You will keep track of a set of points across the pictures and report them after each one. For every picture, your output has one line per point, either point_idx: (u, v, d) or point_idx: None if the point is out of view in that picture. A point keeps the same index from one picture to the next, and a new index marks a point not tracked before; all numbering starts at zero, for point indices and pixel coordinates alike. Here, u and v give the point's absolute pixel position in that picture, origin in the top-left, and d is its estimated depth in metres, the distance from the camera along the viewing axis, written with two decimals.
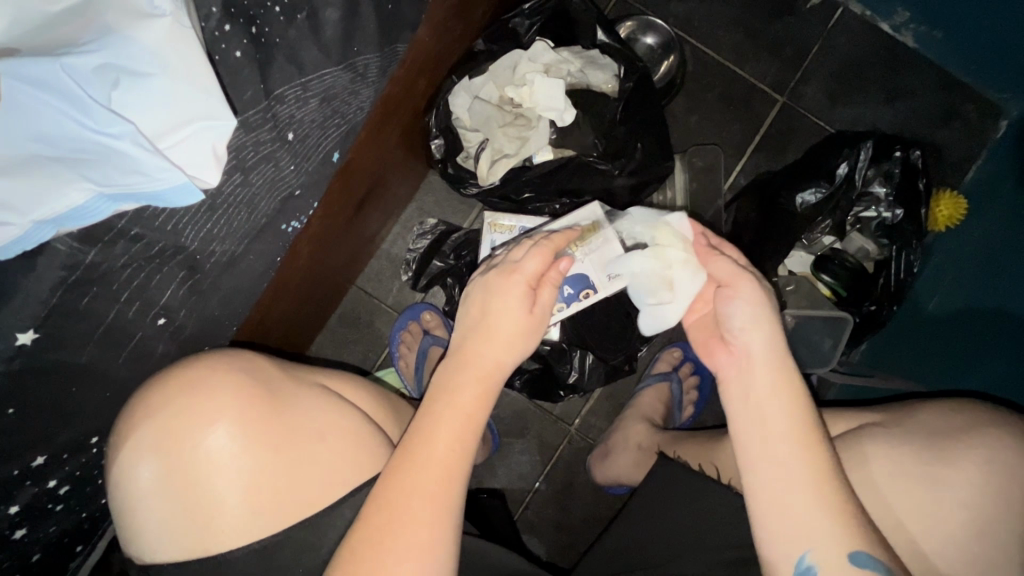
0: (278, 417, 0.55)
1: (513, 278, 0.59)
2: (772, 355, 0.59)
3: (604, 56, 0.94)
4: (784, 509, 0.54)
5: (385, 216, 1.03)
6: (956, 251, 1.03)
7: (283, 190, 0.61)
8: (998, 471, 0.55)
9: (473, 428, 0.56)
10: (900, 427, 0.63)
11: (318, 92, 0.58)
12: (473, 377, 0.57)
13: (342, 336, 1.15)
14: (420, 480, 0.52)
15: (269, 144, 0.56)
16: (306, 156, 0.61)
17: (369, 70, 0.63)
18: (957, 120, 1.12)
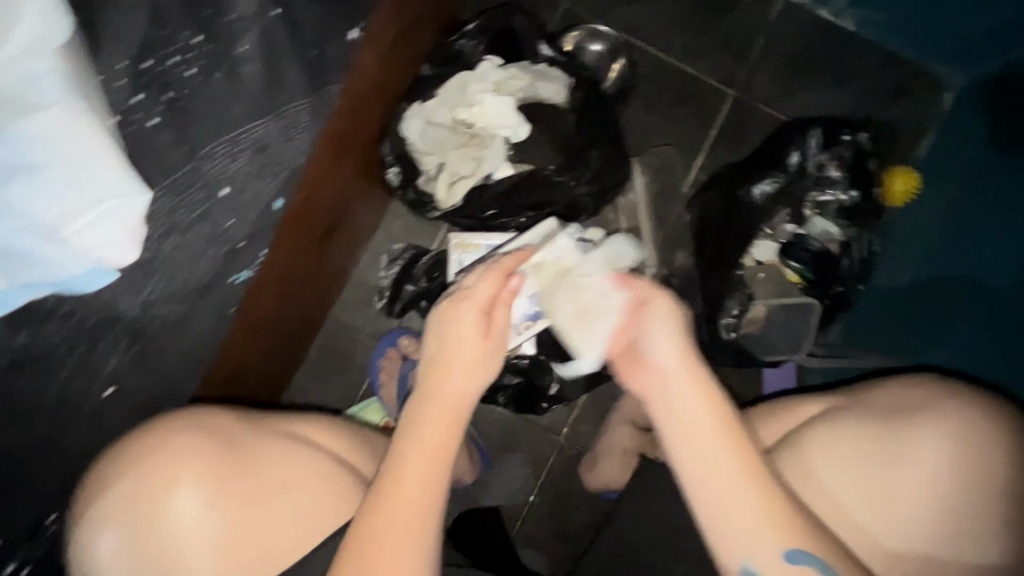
0: (246, 469, 0.54)
1: (463, 304, 0.60)
2: (679, 365, 0.61)
3: (553, 69, 0.94)
4: (728, 511, 0.54)
5: (352, 247, 1.03)
6: (916, 223, 1.06)
7: (226, 242, 0.60)
8: (954, 444, 0.56)
9: (441, 461, 0.56)
10: (858, 408, 0.63)
11: (249, 144, 0.58)
12: (438, 408, 0.58)
13: (322, 369, 1.14)
14: (393, 518, 0.53)
15: (201, 202, 0.57)
16: (247, 208, 0.60)
17: (302, 118, 0.62)
18: (905, 96, 1.15)
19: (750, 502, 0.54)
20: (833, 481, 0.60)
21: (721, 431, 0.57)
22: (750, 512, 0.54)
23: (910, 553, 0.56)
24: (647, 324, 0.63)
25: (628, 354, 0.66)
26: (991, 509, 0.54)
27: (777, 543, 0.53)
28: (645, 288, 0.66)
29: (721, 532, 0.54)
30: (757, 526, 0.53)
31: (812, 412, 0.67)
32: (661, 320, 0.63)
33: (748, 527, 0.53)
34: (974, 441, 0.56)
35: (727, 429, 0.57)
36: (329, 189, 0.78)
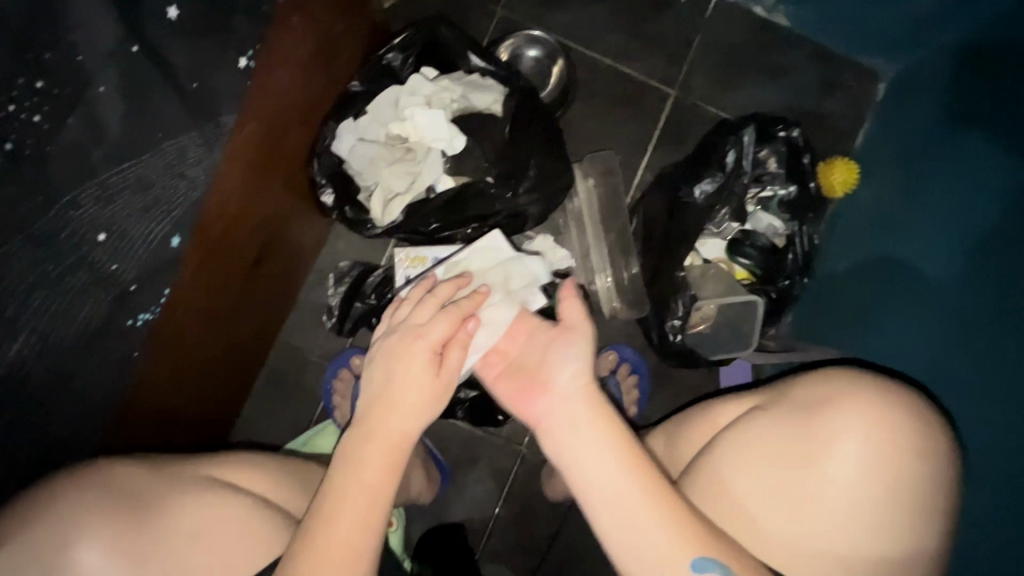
0: (153, 522, 0.52)
1: (416, 343, 0.60)
2: (584, 391, 0.62)
3: (487, 79, 0.94)
4: (634, 527, 0.55)
5: (293, 270, 1.01)
6: (854, 213, 1.08)
7: (114, 288, 0.55)
8: (861, 440, 0.57)
9: (381, 502, 0.55)
10: (774, 408, 0.63)
11: (125, 184, 0.52)
12: (379, 447, 0.57)
13: (273, 395, 1.11)
14: (324, 560, 0.50)
15: (74, 253, 0.50)
16: (134, 251, 0.55)
17: (187, 151, 0.57)
18: (839, 90, 1.17)
19: (655, 514, 0.55)
20: (747, 484, 0.59)
21: (622, 448, 0.59)
22: (656, 524, 0.54)
23: (824, 551, 0.56)
24: (561, 352, 0.64)
25: (525, 379, 0.65)
26: (894, 502, 0.55)
27: (686, 554, 0.53)
28: (574, 313, 0.65)
29: (628, 547, 0.55)
30: (666, 542, 0.54)
31: (735, 412, 0.67)
32: (575, 350, 0.64)
33: (653, 539, 0.54)
34: (879, 436, 0.56)
35: (628, 448, 0.59)
36: (255, 214, 0.75)
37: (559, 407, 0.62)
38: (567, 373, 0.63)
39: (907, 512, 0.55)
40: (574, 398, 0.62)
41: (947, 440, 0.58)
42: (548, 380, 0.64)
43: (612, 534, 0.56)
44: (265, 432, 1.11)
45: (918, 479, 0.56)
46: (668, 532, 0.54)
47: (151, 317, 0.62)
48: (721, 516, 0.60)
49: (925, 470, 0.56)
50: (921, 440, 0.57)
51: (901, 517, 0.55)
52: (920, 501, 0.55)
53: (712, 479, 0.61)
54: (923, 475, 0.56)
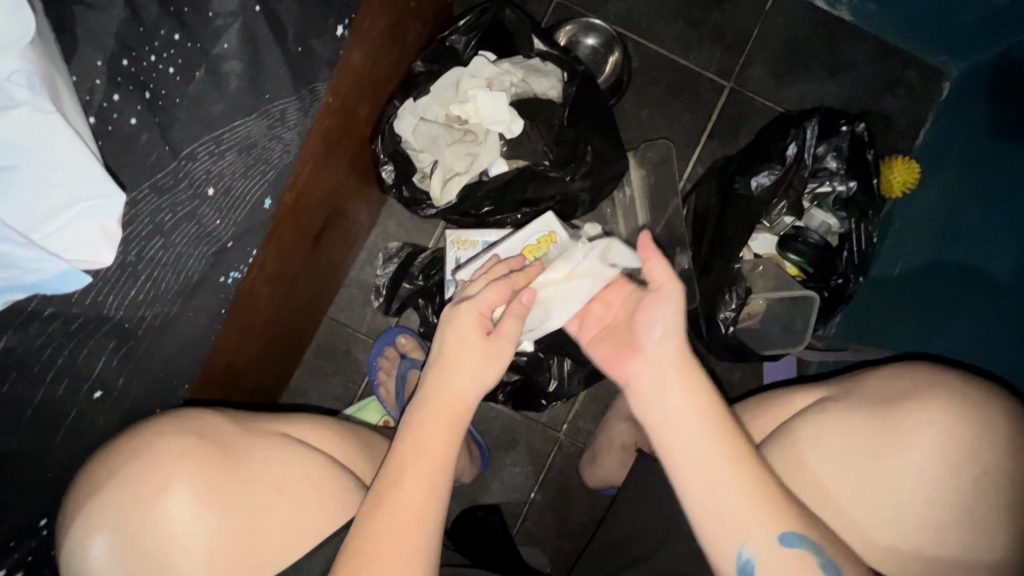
0: (235, 472, 0.54)
1: (463, 307, 0.61)
2: (674, 353, 0.62)
3: (545, 63, 0.94)
4: (729, 493, 0.54)
5: (347, 246, 1.03)
6: (913, 212, 1.05)
7: (214, 243, 0.61)
8: (943, 435, 0.55)
9: (444, 467, 0.57)
10: (851, 398, 0.63)
11: (233, 144, 0.58)
12: (437, 410, 0.58)
13: (320, 369, 1.14)
14: (392, 523, 0.53)
15: (187, 204, 0.57)
16: (234, 208, 0.61)
17: (289, 115, 0.62)
18: (902, 86, 1.14)
19: (743, 485, 0.54)
20: (821, 469, 0.61)
21: (709, 414, 0.58)
22: (744, 490, 0.54)
23: (896, 543, 0.56)
24: (651, 313, 0.64)
25: (621, 341, 0.67)
26: (985, 501, 0.53)
27: (774, 528, 0.53)
28: (661, 273, 0.63)
29: (714, 514, 0.55)
30: (750, 513, 0.53)
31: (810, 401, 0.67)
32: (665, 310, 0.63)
33: (748, 506, 0.54)
34: (961, 432, 0.55)
35: (718, 416, 0.58)
36: (320, 187, 0.77)
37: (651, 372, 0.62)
38: (656, 337, 0.64)
39: (991, 512, 0.53)
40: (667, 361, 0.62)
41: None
42: (645, 343, 0.64)
43: (709, 498, 0.55)
44: (311, 404, 1.13)
45: (1012, 480, 0.53)
46: (761, 501, 0.54)
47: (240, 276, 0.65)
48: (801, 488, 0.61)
49: (1012, 467, 0.53)
50: (1008, 438, 0.54)
51: (983, 513, 0.53)
52: (1003, 505, 0.53)
53: (788, 465, 0.63)
54: (1010, 473, 0.53)
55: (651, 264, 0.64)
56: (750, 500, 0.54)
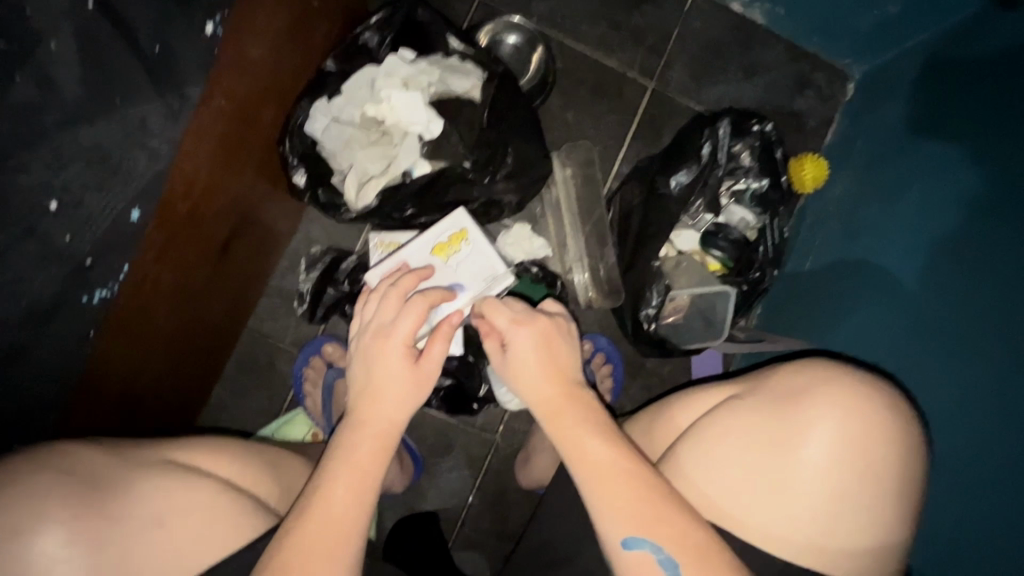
0: (111, 509, 0.51)
1: (388, 341, 0.61)
2: (540, 375, 0.61)
3: (465, 63, 0.92)
4: (602, 495, 0.54)
5: (263, 255, 0.98)
6: (824, 208, 1.09)
7: (68, 260, 0.53)
8: (838, 429, 0.57)
9: (367, 481, 0.57)
10: (755, 395, 0.62)
11: (81, 154, 0.51)
12: (366, 432, 0.59)
13: (241, 383, 1.08)
14: (310, 542, 0.52)
15: (23, 219, 0.49)
16: (89, 224, 0.53)
17: (153, 122, 0.55)
18: (810, 89, 1.19)
19: (629, 492, 0.54)
20: (720, 470, 0.59)
21: (601, 434, 0.58)
22: (627, 497, 0.54)
23: (801, 541, 0.56)
24: (512, 338, 0.63)
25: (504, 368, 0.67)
26: (871, 489, 0.56)
27: (622, 532, 0.53)
28: (507, 315, 0.64)
29: (610, 512, 0.54)
30: (628, 518, 0.53)
31: (713, 401, 0.66)
32: (528, 334, 0.62)
33: (615, 508, 0.54)
34: (855, 425, 0.57)
35: (608, 433, 0.58)
36: (222, 195, 0.73)
37: (517, 391, 0.63)
38: (516, 353, 0.62)
39: (875, 500, 0.56)
40: (532, 373, 0.62)
41: (919, 430, 0.58)
42: (507, 373, 0.64)
43: (585, 500, 0.56)
44: (233, 421, 1.08)
45: (891, 465, 0.56)
46: (625, 502, 0.53)
47: (109, 294, 0.58)
48: (708, 491, 0.59)
49: (895, 455, 0.57)
50: (892, 427, 0.57)
51: (870, 500, 0.56)
52: (886, 492, 0.56)
53: (689, 461, 0.60)
54: (893, 461, 0.56)
55: (493, 308, 0.65)
56: (610, 499, 0.54)
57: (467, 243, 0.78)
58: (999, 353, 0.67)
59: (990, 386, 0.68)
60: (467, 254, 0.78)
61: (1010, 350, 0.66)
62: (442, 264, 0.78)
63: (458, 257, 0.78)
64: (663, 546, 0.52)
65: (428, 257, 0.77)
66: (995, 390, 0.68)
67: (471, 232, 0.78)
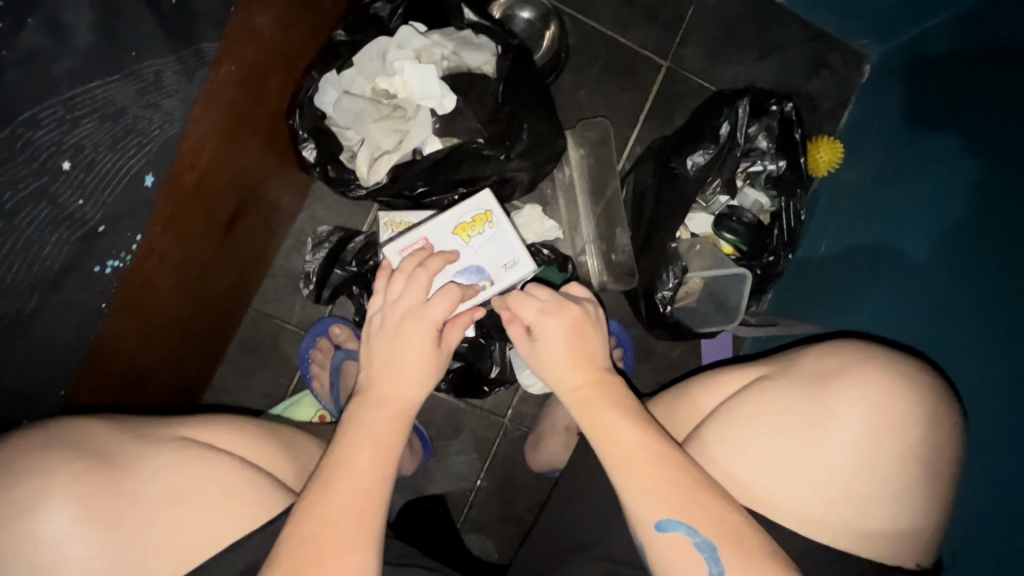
0: (126, 486, 0.49)
1: (420, 323, 0.60)
2: (568, 357, 0.61)
3: (478, 36, 0.89)
4: (633, 474, 0.54)
5: (269, 232, 0.96)
6: (838, 191, 1.07)
7: (78, 225, 0.50)
8: (871, 410, 0.56)
9: (387, 461, 0.56)
10: (783, 377, 0.62)
11: (92, 110, 0.48)
12: (387, 412, 0.59)
13: (246, 364, 1.06)
14: (337, 521, 0.51)
15: (31, 178, 0.46)
16: (101, 188, 0.50)
17: (166, 80, 0.52)
18: (826, 70, 1.17)
19: (661, 471, 0.53)
20: (748, 453, 0.58)
21: (628, 414, 0.58)
22: (660, 477, 0.53)
23: (832, 522, 0.55)
24: (544, 324, 0.61)
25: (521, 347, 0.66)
26: (905, 469, 0.55)
27: (657, 514, 0.52)
28: (551, 297, 0.63)
29: (643, 492, 0.53)
30: (660, 498, 0.52)
31: (738, 383, 0.65)
32: (557, 322, 0.61)
33: (647, 488, 0.53)
34: (888, 405, 0.56)
35: (635, 414, 0.58)
36: (226, 170, 0.70)
37: (541, 373, 0.63)
38: (546, 337, 0.61)
39: (908, 480, 0.55)
40: (559, 359, 0.61)
41: (952, 411, 0.57)
42: (531, 356, 0.63)
43: (614, 480, 0.55)
44: (238, 402, 1.06)
45: (925, 445, 0.56)
46: (657, 483, 0.53)
47: (120, 264, 0.56)
48: (737, 473, 0.58)
49: (929, 436, 0.56)
50: (926, 408, 0.56)
51: (903, 480, 0.55)
52: (919, 472, 0.55)
53: (718, 443, 0.60)
54: (926, 441, 0.56)
55: (520, 300, 0.62)
56: (642, 479, 0.53)
57: (491, 227, 0.77)
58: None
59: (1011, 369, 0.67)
60: (489, 237, 0.76)
61: None
62: (463, 244, 0.76)
63: (481, 239, 0.76)
64: (699, 527, 0.51)
65: (449, 237, 0.76)
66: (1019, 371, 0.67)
67: (495, 215, 0.77)
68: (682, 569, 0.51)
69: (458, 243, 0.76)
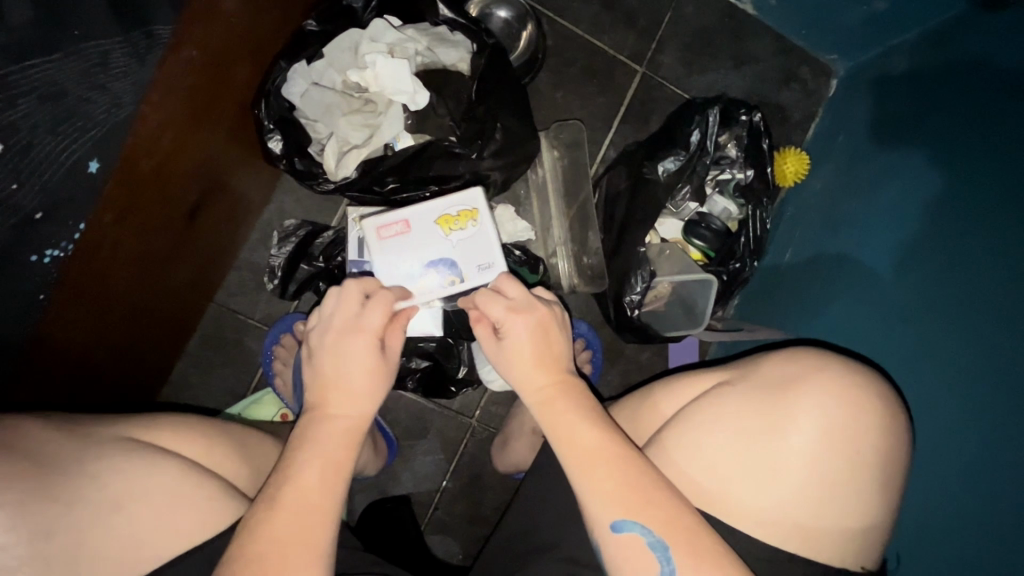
0: (66, 493, 0.47)
1: (357, 335, 0.60)
2: (530, 360, 0.61)
3: (453, 33, 0.88)
4: (592, 478, 0.54)
5: (232, 225, 0.92)
6: (803, 202, 1.10)
7: (12, 213, 0.47)
8: (825, 417, 0.57)
9: (339, 468, 0.55)
10: (745, 382, 0.62)
11: (32, 90, 0.45)
12: (339, 422, 0.58)
13: (206, 360, 1.03)
14: (285, 529, 0.50)
15: None
16: (39, 170, 0.48)
17: (114, 61, 0.50)
18: (796, 82, 1.20)
19: (615, 475, 0.53)
20: (708, 456, 0.59)
21: (590, 420, 0.58)
22: (618, 482, 0.53)
23: (785, 524, 0.57)
24: (511, 325, 0.61)
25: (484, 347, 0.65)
26: (854, 474, 0.57)
27: (614, 516, 0.52)
28: (522, 297, 0.62)
29: (599, 496, 0.53)
30: (618, 500, 0.53)
31: (701, 387, 0.66)
32: (524, 323, 0.61)
33: (604, 489, 0.53)
34: (842, 413, 0.57)
35: (595, 419, 0.58)
36: (189, 155, 0.67)
37: (506, 376, 0.62)
38: (511, 338, 0.61)
39: (856, 485, 0.57)
40: (523, 361, 0.60)
41: (902, 417, 0.59)
42: (496, 358, 0.62)
43: (573, 484, 0.55)
44: (197, 400, 1.03)
45: (874, 451, 0.57)
46: (613, 486, 0.53)
47: (63, 253, 0.53)
48: (694, 476, 0.59)
49: (878, 442, 0.57)
50: (877, 416, 0.58)
51: (852, 485, 0.57)
52: (867, 478, 0.57)
53: (678, 445, 0.60)
54: (876, 447, 0.57)
55: (487, 301, 0.62)
56: (598, 482, 0.53)
57: (474, 225, 0.78)
58: (973, 347, 0.69)
59: (960, 378, 0.70)
60: (468, 234, 0.78)
61: (984, 345, 0.68)
62: (443, 236, 0.78)
63: (462, 236, 0.78)
64: (652, 528, 0.52)
65: (432, 224, 0.78)
66: (960, 380, 0.70)
67: (481, 216, 0.78)
68: (636, 568, 0.52)
69: (441, 233, 0.78)
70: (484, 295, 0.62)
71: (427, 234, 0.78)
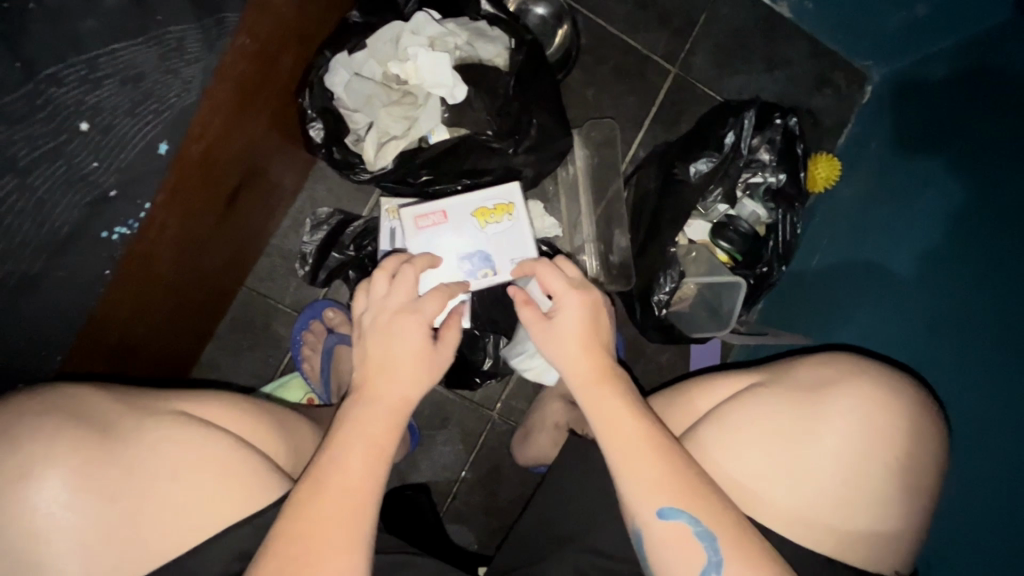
0: (126, 457, 0.49)
1: (412, 318, 0.62)
2: (578, 343, 0.61)
3: (493, 28, 0.89)
4: (635, 469, 0.54)
5: (267, 212, 0.94)
6: (832, 208, 1.10)
7: (87, 189, 0.51)
8: (860, 419, 0.58)
9: (382, 454, 0.56)
10: (778, 383, 0.63)
11: (112, 72, 0.49)
12: (381, 408, 0.58)
13: (235, 342, 1.05)
14: (330, 509, 0.51)
15: (49, 137, 0.48)
16: (116, 150, 0.51)
17: (188, 48, 0.52)
18: (829, 86, 1.19)
19: (654, 467, 0.54)
20: (744, 454, 0.59)
21: (631, 412, 0.58)
22: (659, 473, 0.54)
23: (816, 524, 0.57)
24: (563, 301, 0.63)
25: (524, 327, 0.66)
26: (887, 478, 0.57)
27: (657, 504, 0.53)
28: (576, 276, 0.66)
29: (637, 485, 0.54)
30: (661, 491, 0.53)
31: (733, 387, 0.66)
32: (577, 302, 0.62)
33: (647, 479, 0.54)
34: (876, 416, 0.58)
35: (637, 412, 0.58)
36: (236, 140, 0.69)
37: (552, 359, 0.63)
38: (565, 315, 0.62)
39: (889, 489, 0.57)
40: (569, 347, 0.61)
41: (937, 425, 0.59)
42: (543, 338, 0.63)
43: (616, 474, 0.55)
44: (225, 380, 1.05)
45: (907, 456, 0.57)
46: (653, 476, 0.54)
47: (129, 232, 0.55)
48: (728, 472, 0.59)
49: (911, 448, 0.57)
50: (911, 421, 0.58)
51: (885, 489, 0.57)
52: (900, 482, 0.57)
53: (711, 442, 0.61)
54: (910, 452, 0.57)
55: (546, 276, 0.64)
56: (637, 472, 0.54)
57: (510, 218, 0.79)
58: (1003, 356, 0.69)
59: (991, 388, 0.69)
60: (503, 226, 0.79)
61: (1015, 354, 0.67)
62: (479, 228, 0.79)
63: (497, 228, 0.80)
64: (698, 518, 0.52)
65: (468, 217, 0.79)
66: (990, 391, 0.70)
67: (517, 211, 0.80)
68: (678, 558, 0.52)
69: (477, 225, 0.79)
70: (545, 264, 0.64)
71: (464, 224, 0.79)
